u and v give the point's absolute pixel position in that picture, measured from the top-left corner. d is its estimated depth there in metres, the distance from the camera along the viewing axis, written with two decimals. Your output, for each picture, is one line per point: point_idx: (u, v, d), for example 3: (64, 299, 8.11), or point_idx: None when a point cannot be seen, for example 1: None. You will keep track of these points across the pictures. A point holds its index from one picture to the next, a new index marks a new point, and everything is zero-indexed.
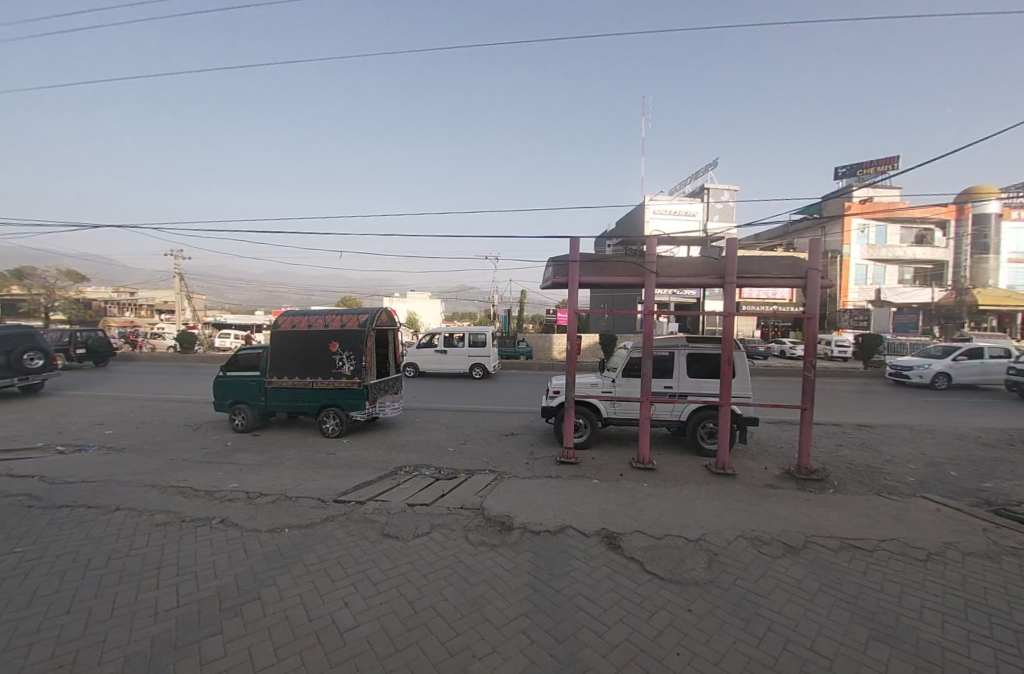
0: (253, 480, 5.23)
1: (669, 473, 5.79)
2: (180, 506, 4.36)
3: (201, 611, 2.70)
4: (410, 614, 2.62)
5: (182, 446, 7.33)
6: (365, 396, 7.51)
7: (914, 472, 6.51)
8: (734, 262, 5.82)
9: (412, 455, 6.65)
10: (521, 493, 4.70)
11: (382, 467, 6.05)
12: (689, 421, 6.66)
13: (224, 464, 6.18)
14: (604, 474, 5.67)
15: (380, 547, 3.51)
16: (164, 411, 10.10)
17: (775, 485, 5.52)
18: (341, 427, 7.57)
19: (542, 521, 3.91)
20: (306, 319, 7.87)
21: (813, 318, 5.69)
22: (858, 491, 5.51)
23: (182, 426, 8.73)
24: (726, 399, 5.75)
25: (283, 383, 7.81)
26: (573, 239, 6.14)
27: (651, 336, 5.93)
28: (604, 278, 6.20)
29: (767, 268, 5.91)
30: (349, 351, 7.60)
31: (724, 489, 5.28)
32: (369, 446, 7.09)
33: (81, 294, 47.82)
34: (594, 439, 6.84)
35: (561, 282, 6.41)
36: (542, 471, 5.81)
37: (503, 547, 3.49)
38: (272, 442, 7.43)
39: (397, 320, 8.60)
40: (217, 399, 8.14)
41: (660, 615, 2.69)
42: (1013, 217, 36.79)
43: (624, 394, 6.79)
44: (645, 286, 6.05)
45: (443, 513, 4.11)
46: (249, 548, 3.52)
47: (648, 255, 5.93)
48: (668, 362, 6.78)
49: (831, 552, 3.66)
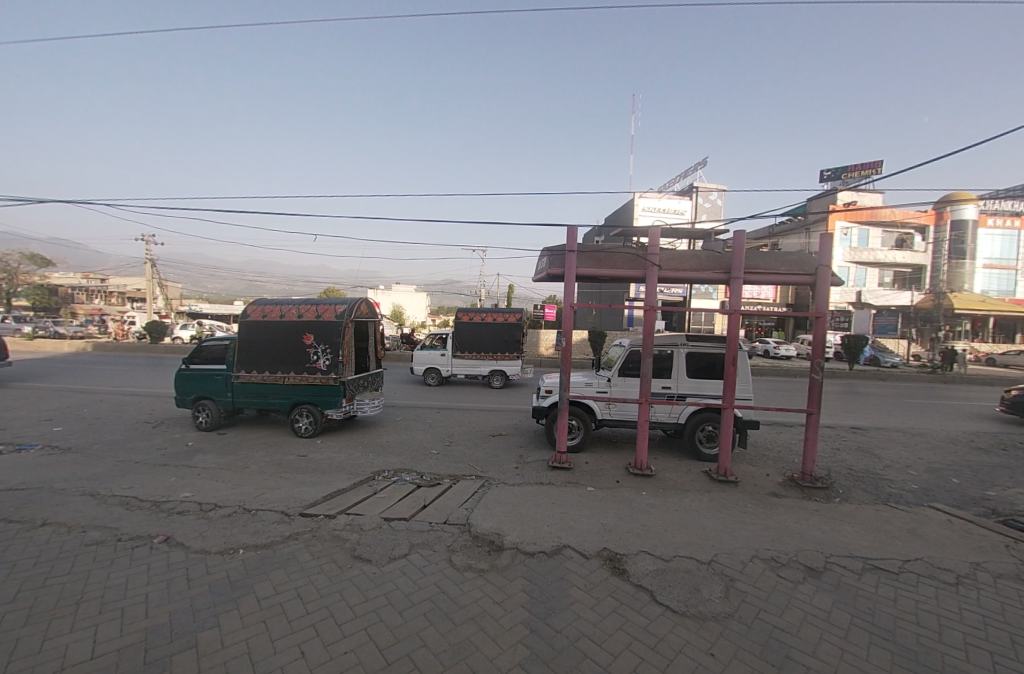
0: (210, 488, 4.66)
1: (668, 479, 5.41)
2: (117, 522, 3.78)
3: (119, 664, 2.17)
4: (380, 668, 2.13)
5: (138, 446, 6.67)
6: (342, 393, 6.95)
7: (914, 479, 6.30)
8: (741, 256, 5.44)
9: (390, 458, 6.13)
10: (510, 505, 4.24)
11: (356, 472, 5.51)
12: (687, 423, 6.27)
13: (183, 468, 5.58)
14: (600, 481, 5.25)
15: (348, 575, 3.01)
16: (122, 406, 9.35)
17: (779, 494, 5.21)
18: (314, 426, 6.99)
19: (536, 539, 3.46)
20: (278, 309, 7.26)
21: (821, 317, 5.35)
22: (865, 500, 5.24)
23: (141, 423, 8.02)
24: (728, 402, 5.37)
25: (252, 378, 7.19)
26: (570, 227, 5.68)
27: (651, 332, 5.52)
28: (603, 270, 5.74)
29: (775, 263, 5.52)
30: (324, 345, 7.01)
31: (728, 499, 4.92)
32: (346, 447, 6.55)
33: (46, 280, 45.31)
34: (587, 441, 6.42)
35: (556, 274, 5.93)
36: (533, 477, 5.37)
37: (493, 573, 3.03)
38: (239, 442, 6.82)
39: (378, 311, 8.04)
40: (178, 395, 7.47)
41: (680, 663, 2.26)
42: (988, 224, 37.68)
43: (619, 394, 6.37)
44: (646, 280, 5.64)
45: (423, 530, 3.61)
46: (192, 578, 2.99)
47: (650, 246, 5.52)
48: (667, 361, 6.40)
49: (855, 575, 3.31)
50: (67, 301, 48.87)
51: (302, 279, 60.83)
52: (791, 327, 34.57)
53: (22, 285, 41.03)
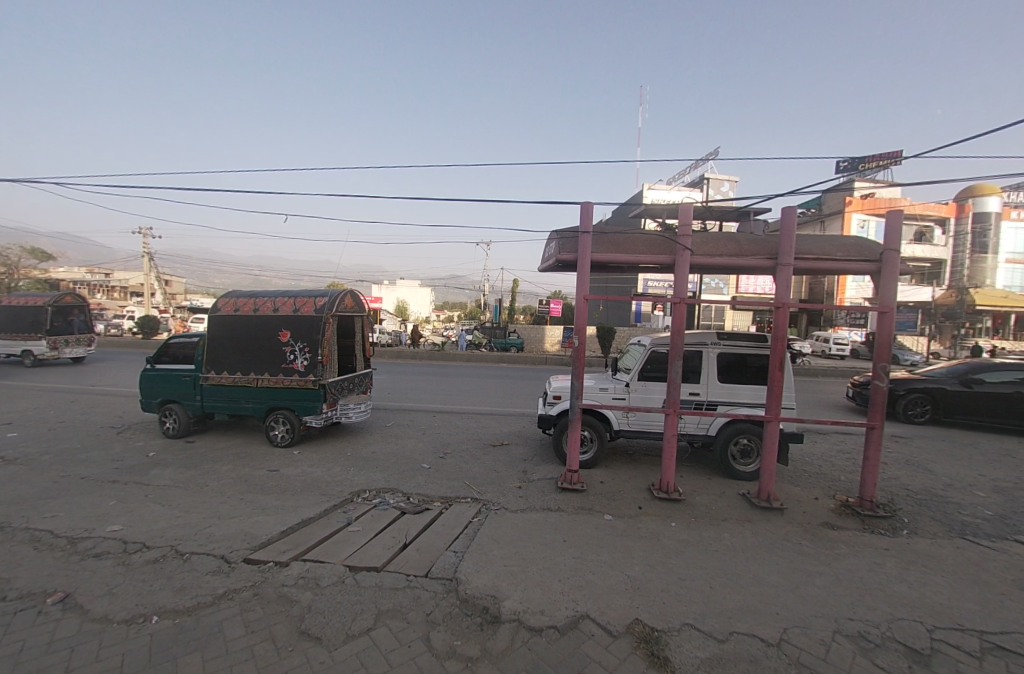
0: (148, 518, 3.88)
1: (700, 506, 4.53)
2: (11, 569, 3.00)
3: None
4: None
5: (93, 456, 5.93)
6: (322, 398, 6.11)
7: (987, 502, 5.36)
8: (791, 238, 4.51)
9: (374, 474, 5.30)
10: (512, 546, 3.39)
11: (331, 493, 4.70)
12: (718, 436, 5.38)
13: (132, 487, 4.81)
14: (618, 507, 4.39)
15: (284, 666, 2.16)
16: (92, 408, 8.65)
17: (836, 526, 4.32)
18: (291, 435, 6.18)
19: (545, 606, 2.59)
20: (252, 302, 6.45)
21: (889, 313, 4.42)
22: (941, 534, 4.34)
23: (105, 428, 7.27)
24: (773, 414, 4.49)
25: (222, 380, 6.39)
26: (584, 205, 4.79)
27: (681, 330, 4.62)
28: (623, 256, 4.84)
29: (830, 247, 4.61)
30: (301, 343, 6.18)
31: (776, 534, 4.04)
32: (325, 460, 5.73)
33: (45, 272, 45.10)
34: (601, 455, 5.55)
35: (568, 260, 5.02)
36: (539, 501, 4.52)
37: (485, 664, 2.16)
38: (208, 453, 6.03)
39: (366, 305, 7.19)
40: (143, 398, 6.70)
41: None
42: (1012, 217, 36.11)
43: (639, 402, 5.49)
44: (675, 268, 4.72)
45: (396, 588, 2.76)
46: (69, 668, 2.16)
47: (681, 226, 4.61)
48: (694, 364, 5.52)
49: (979, 663, 2.42)
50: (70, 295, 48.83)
51: (306, 274, 60.31)
52: (804, 322, 33.50)
53: (24, 279, 40.81)
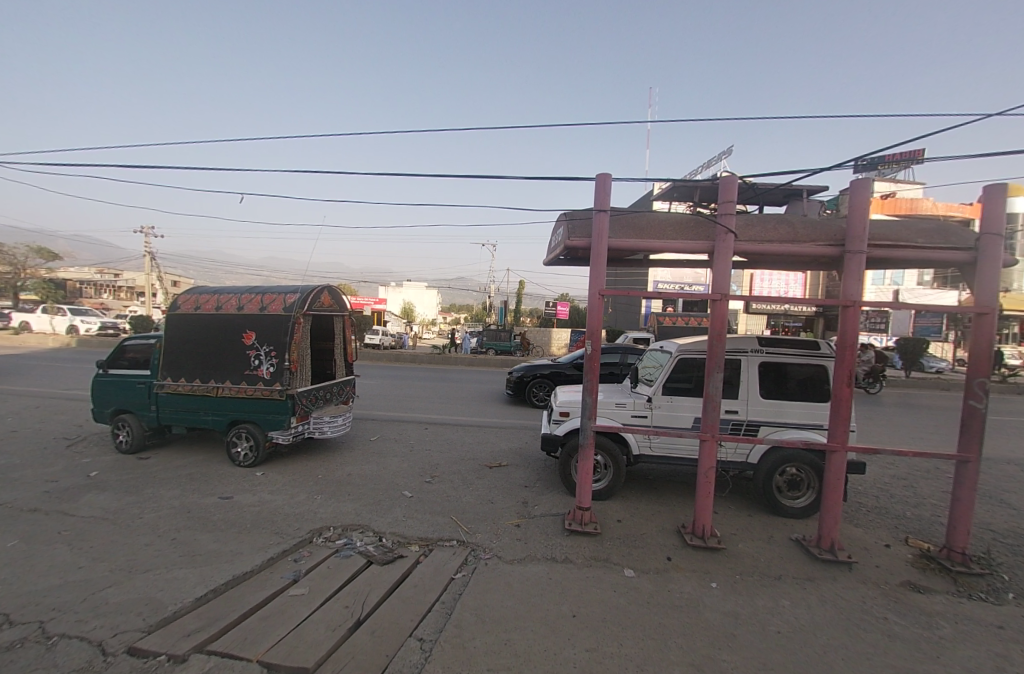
0: (40, 570, 3.03)
1: (745, 557, 3.59)
2: None
3: None
4: None
5: (25, 476, 5.12)
6: (290, 411, 5.26)
7: None
8: (864, 220, 3.54)
9: (344, 504, 4.43)
10: (502, 630, 2.46)
11: (287, 531, 3.84)
12: (760, 465, 4.44)
13: (49, 519, 3.99)
14: (642, 558, 3.47)
15: None
16: (52, 415, 7.90)
17: (923, 588, 3.36)
18: (255, 453, 5.34)
19: None
20: (215, 299, 5.65)
21: (990, 316, 3.46)
22: None
23: (55, 440, 6.48)
24: (838, 442, 3.54)
25: (179, 388, 5.58)
26: (600, 178, 3.89)
27: (721, 334, 3.69)
28: (647, 241, 3.92)
29: (907, 234, 3.68)
30: (267, 346, 5.35)
31: (850, 601, 3.09)
32: (291, 485, 4.87)
33: (54, 274, 45.48)
34: (617, 485, 4.63)
35: (578, 247, 4.11)
36: (541, 546, 3.62)
37: None
38: (160, 473, 5.20)
39: (347, 304, 6.35)
40: (92, 407, 5.90)
41: None
42: None
43: (663, 421, 4.57)
44: (715, 255, 3.77)
45: None
46: None
47: (723, 204, 3.68)
48: (730, 375, 4.61)
49: None
50: (76, 295, 48.86)
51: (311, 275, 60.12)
52: None
53: (31, 279, 40.83)
